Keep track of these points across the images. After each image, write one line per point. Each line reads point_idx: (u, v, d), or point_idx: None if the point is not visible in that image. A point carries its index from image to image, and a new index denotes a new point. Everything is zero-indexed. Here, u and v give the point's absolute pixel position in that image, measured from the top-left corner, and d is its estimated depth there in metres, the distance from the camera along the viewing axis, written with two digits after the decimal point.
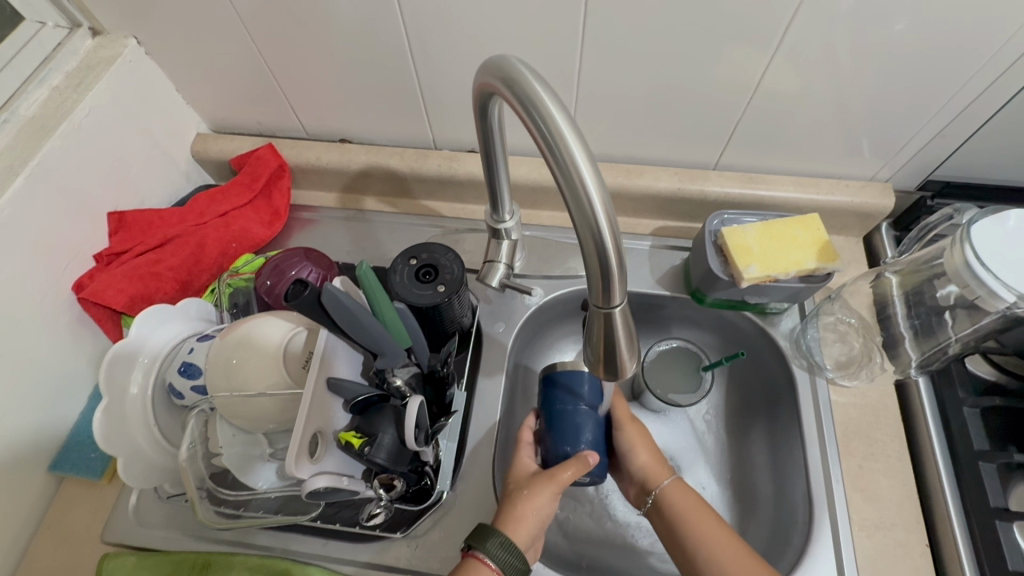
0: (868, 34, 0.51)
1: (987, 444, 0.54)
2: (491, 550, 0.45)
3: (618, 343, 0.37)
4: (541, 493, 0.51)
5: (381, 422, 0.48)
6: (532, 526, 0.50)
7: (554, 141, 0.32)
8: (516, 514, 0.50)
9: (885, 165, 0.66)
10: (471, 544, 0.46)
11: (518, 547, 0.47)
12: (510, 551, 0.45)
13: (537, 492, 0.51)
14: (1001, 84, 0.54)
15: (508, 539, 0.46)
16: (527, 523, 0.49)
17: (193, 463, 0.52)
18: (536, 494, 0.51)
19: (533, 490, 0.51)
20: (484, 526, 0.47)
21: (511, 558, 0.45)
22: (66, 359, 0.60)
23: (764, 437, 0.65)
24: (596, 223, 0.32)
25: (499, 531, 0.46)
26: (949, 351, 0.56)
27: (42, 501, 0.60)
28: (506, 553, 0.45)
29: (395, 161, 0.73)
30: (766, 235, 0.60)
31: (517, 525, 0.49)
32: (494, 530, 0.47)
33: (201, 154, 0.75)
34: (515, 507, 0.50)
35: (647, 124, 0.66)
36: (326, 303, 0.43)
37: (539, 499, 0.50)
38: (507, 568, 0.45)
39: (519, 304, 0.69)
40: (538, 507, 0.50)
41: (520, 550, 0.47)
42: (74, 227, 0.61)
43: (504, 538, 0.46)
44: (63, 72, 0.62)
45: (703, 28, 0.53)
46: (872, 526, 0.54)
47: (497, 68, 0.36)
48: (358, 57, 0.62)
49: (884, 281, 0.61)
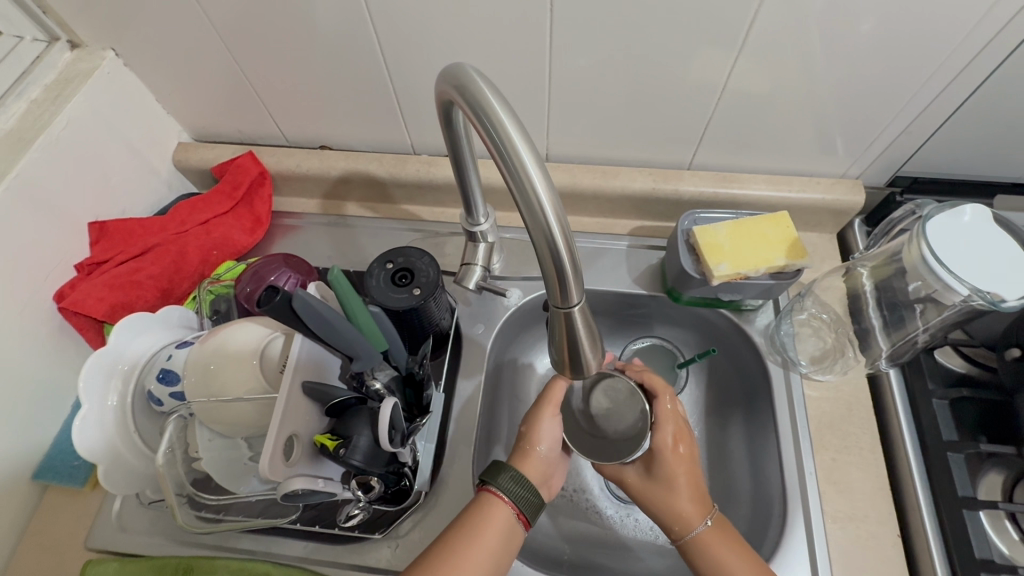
0: (829, 33, 0.52)
1: (956, 435, 0.56)
2: (503, 484, 0.50)
3: (581, 341, 0.39)
4: (547, 428, 0.55)
5: (356, 425, 0.49)
6: (540, 462, 0.55)
7: (506, 149, 0.34)
8: (524, 452, 0.55)
9: (855, 162, 0.67)
10: (486, 480, 0.51)
11: (529, 481, 0.51)
12: (521, 485, 0.50)
13: (546, 424, 0.56)
14: (959, 82, 0.55)
15: (519, 474, 0.51)
16: (534, 460, 0.54)
17: (170, 469, 0.52)
18: (542, 434, 0.55)
19: (541, 424, 0.55)
20: (499, 463, 0.51)
21: (522, 492, 0.50)
22: (48, 369, 0.61)
23: (741, 431, 0.66)
24: (547, 227, 0.33)
25: (510, 468, 0.51)
26: (918, 343, 0.56)
27: (26, 509, 0.60)
28: (516, 486, 0.50)
29: (375, 166, 0.74)
30: (736, 233, 0.61)
31: (527, 464, 0.54)
32: (506, 467, 0.51)
33: (182, 163, 0.76)
34: (523, 444, 0.55)
35: (620, 127, 0.67)
36: (297, 307, 0.43)
37: (545, 436, 0.55)
38: (518, 500, 0.50)
39: (499, 306, 0.70)
40: (544, 441, 0.55)
41: (532, 485, 0.51)
42: (54, 238, 0.61)
43: (516, 473, 0.51)
44: (42, 85, 0.63)
45: (667, 31, 0.54)
46: (845, 517, 0.55)
47: (452, 76, 0.37)
48: (334, 64, 0.63)
49: (855, 275, 0.62)
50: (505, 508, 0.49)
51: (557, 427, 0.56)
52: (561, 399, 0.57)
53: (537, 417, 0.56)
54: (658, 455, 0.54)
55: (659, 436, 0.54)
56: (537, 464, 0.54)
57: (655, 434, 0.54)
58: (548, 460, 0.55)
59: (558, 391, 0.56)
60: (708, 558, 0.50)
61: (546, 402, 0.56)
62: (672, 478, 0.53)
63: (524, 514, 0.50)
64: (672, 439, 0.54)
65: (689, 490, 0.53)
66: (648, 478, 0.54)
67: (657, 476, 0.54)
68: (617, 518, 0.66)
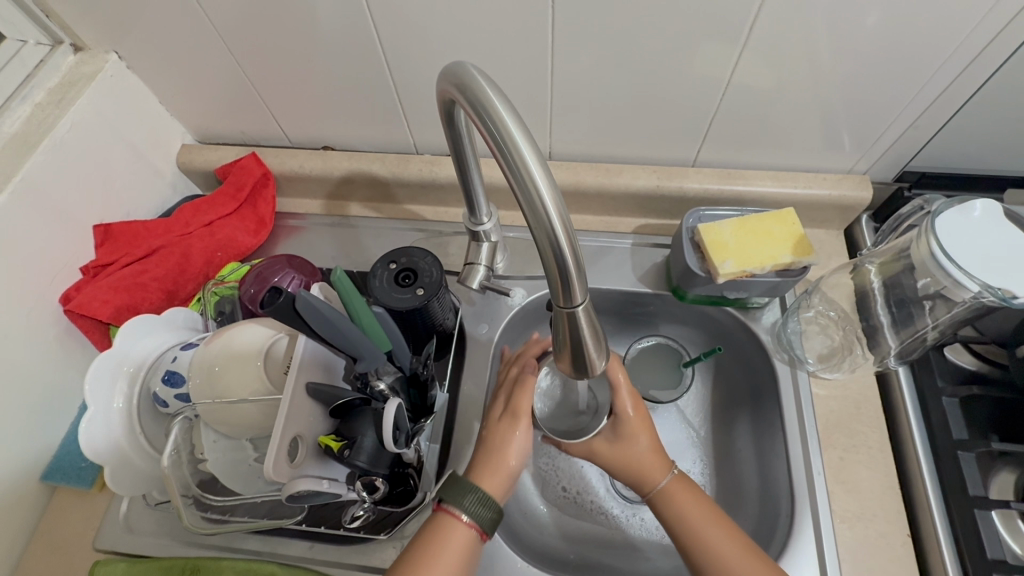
0: (836, 26, 0.52)
1: (967, 433, 0.55)
2: (468, 506, 0.49)
3: (585, 341, 0.38)
4: (518, 442, 0.53)
5: (361, 425, 0.49)
6: (506, 478, 0.53)
7: (506, 146, 0.34)
8: (495, 466, 0.52)
9: (862, 157, 0.67)
10: (444, 498, 0.49)
11: (492, 501, 0.50)
12: (486, 506, 0.49)
13: (517, 437, 0.54)
14: (968, 75, 0.54)
15: (485, 494, 0.50)
16: (503, 476, 0.52)
17: (176, 470, 0.52)
18: (511, 445, 0.53)
19: (512, 438, 0.54)
20: (463, 483, 0.49)
21: (487, 513, 0.49)
22: (54, 371, 0.61)
23: (747, 430, 0.66)
24: (549, 225, 0.33)
25: (476, 488, 0.49)
26: (927, 340, 0.55)
27: (35, 510, 0.61)
28: (481, 508, 0.49)
29: (377, 166, 0.74)
30: (741, 230, 0.61)
31: (489, 478, 0.52)
32: (470, 487, 0.49)
33: (186, 165, 0.76)
34: (493, 458, 0.53)
35: (624, 124, 0.66)
36: (300, 308, 0.43)
37: (514, 449, 0.53)
38: (480, 522, 0.49)
39: (503, 306, 0.70)
40: (515, 455, 0.53)
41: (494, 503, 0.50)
42: (59, 241, 0.62)
43: (482, 495, 0.49)
44: (45, 88, 0.63)
45: (671, 26, 0.54)
46: (854, 517, 0.55)
47: (453, 75, 0.37)
48: (335, 64, 0.63)
49: (862, 272, 0.61)
50: (468, 530, 0.48)
51: (526, 440, 0.54)
52: (530, 407, 0.55)
53: (510, 430, 0.54)
54: (621, 419, 0.55)
55: (619, 402, 0.55)
56: (505, 479, 0.52)
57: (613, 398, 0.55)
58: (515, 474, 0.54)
59: (526, 400, 0.55)
60: (673, 508, 0.53)
61: (519, 413, 0.55)
62: (637, 439, 0.55)
63: (486, 533, 0.49)
64: (631, 401, 0.55)
65: (653, 448, 0.55)
66: (614, 441, 0.56)
67: (621, 437, 0.55)
68: (621, 518, 0.66)
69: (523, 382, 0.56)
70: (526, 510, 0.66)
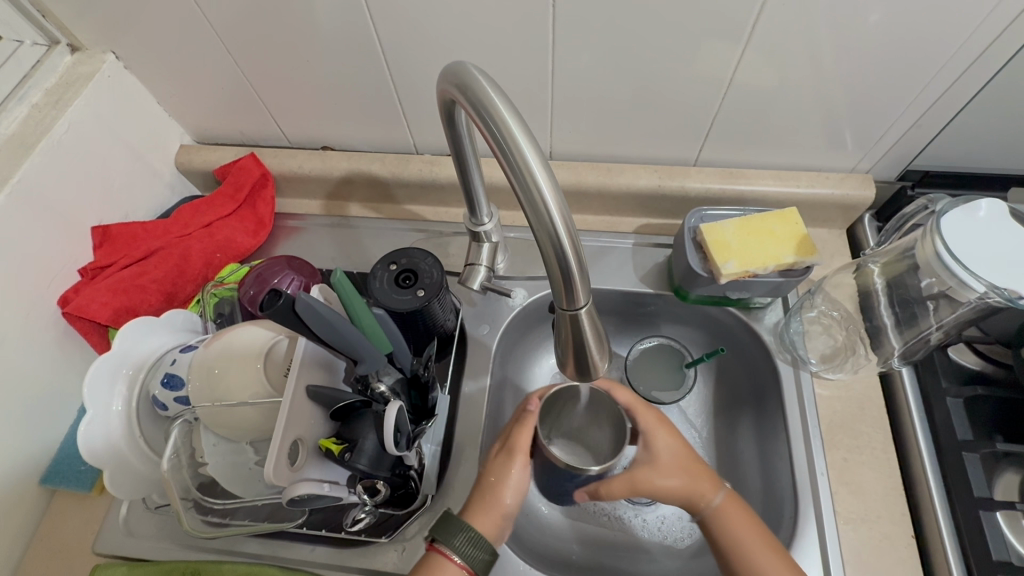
0: (840, 24, 0.51)
1: (971, 434, 0.54)
2: (459, 546, 0.47)
3: (587, 342, 0.38)
4: (514, 480, 0.53)
5: (362, 428, 0.49)
6: (501, 517, 0.52)
7: (508, 147, 0.33)
8: (489, 504, 0.52)
9: (864, 156, 0.66)
10: (438, 538, 0.48)
11: (483, 539, 0.48)
12: (477, 546, 0.47)
13: (514, 474, 0.53)
14: (972, 73, 0.54)
15: (476, 533, 0.48)
16: (497, 513, 0.52)
17: (176, 474, 0.51)
18: (510, 481, 0.53)
19: (509, 476, 0.53)
20: (455, 521, 0.48)
21: (478, 553, 0.47)
22: (52, 373, 0.61)
23: (750, 430, 0.65)
24: (552, 227, 0.33)
25: (467, 526, 0.48)
26: (931, 341, 0.55)
27: (34, 514, 0.60)
28: (471, 547, 0.47)
29: (377, 166, 0.74)
30: (743, 230, 0.60)
31: (480, 518, 0.51)
32: (459, 526, 0.48)
33: (184, 166, 0.76)
34: (488, 496, 0.52)
35: (626, 123, 0.66)
36: (300, 311, 0.43)
37: (511, 486, 0.53)
38: (471, 563, 0.47)
39: (503, 307, 0.70)
40: (510, 493, 0.52)
41: (485, 542, 0.48)
42: (57, 243, 0.61)
43: (473, 534, 0.48)
44: (42, 89, 0.62)
45: (672, 24, 0.53)
46: (857, 519, 0.54)
47: (453, 74, 0.36)
48: (333, 63, 0.63)
49: (866, 271, 0.61)
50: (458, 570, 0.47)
51: (524, 476, 0.54)
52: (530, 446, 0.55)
53: (506, 467, 0.54)
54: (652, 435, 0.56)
55: (642, 417, 0.57)
56: (499, 518, 0.52)
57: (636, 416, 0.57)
58: (511, 514, 0.52)
59: (525, 437, 0.54)
60: (727, 527, 0.51)
61: (517, 450, 0.54)
62: (674, 456, 0.54)
63: (476, 574, 0.48)
64: (654, 417, 0.57)
65: (692, 465, 0.54)
66: (653, 462, 0.54)
67: (657, 456, 0.55)
68: (627, 519, 0.65)
69: (521, 421, 0.55)
70: (531, 513, 0.66)
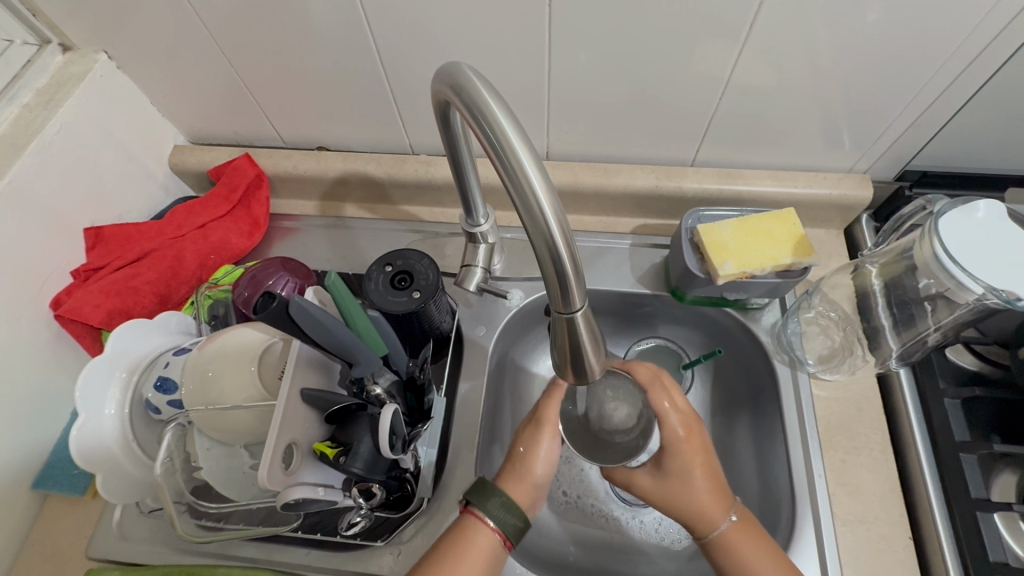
0: (838, 24, 0.51)
1: (969, 434, 0.54)
2: (491, 510, 0.48)
3: (584, 346, 0.38)
4: (544, 451, 0.54)
5: (357, 430, 0.49)
6: (532, 487, 0.54)
7: (503, 150, 0.33)
8: (520, 473, 0.54)
9: (862, 156, 0.66)
10: (471, 502, 0.49)
11: (517, 506, 0.49)
12: (510, 512, 0.48)
13: (543, 448, 0.55)
14: (971, 72, 0.54)
15: (509, 499, 0.49)
16: (526, 484, 0.54)
17: (169, 478, 0.51)
18: (539, 454, 0.54)
19: (538, 449, 0.54)
20: (487, 485, 0.49)
21: (511, 519, 0.48)
22: (44, 376, 0.60)
23: (747, 431, 0.65)
24: (547, 230, 0.32)
25: (500, 492, 0.49)
26: (928, 342, 0.55)
27: (26, 518, 0.60)
28: (505, 512, 0.48)
29: (372, 166, 0.73)
30: (741, 230, 0.60)
31: (515, 487, 0.53)
32: (494, 490, 0.49)
33: (178, 166, 0.75)
34: (519, 467, 0.54)
35: (623, 123, 0.65)
36: (294, 313, 0.43)
37: (541, 458, 0.54)
38: (505, 528, 0.48)
39: (500, 307, 0.69)
40: (540, 464, 0.54)
41: (519, 509, 0.49)
42: (49, 244, 0.61)
43: (506, 499, 0.48)
44: (34, 89, 0.62)
45: (669, 24, 0.53)
46: (855, 521, 0.54)
47: (447, 76, 0.36)
48: (329, 63, 0.62)
49: (863, 273, 0.60)
50: (491, 534, 0.48)
51: (553, 450, 0.55)
52: (558, 419, 0.56)
53: (536, 439, 0.55)
54: (670, 450, 0.53)
55: (669, 429, 0.52)
56: (529, 488, 0.54)
57: (664, 428, 0.53)
58: (541, 484, 0.54)
59: (553, 411, 0.56)
60: (731, 554, 0.50)
61: (545, 423, 0.56)
62: (689, 478, 0.52)
63: (510, 539, 0.49)
64: (683, 431, 0.53)
65: (708, 488, 0.51)
66: (662, 479, 0.53)
67: (669, 472, 0.53)
68: (623, 520, 0.65)
69: (550, 392, 0.56)
70: None
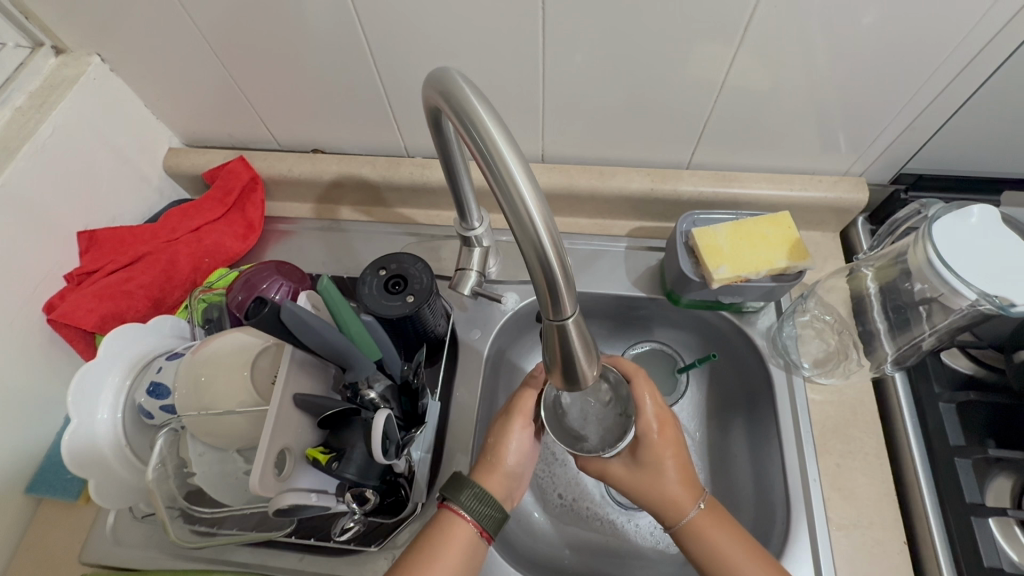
0: (834, 26, 0.51)
1: (964, 440, 0.54)
2: (465, 502, 0.49)
3: (575, 353, 0.37)
4: (515, 442, 0.55)
5: (351, 436, 0.49)
6: (504, 477, 0.54)
7: (492, 156, 0.33)
8: (491, 465, 0.54)
9: (858, 159, 0.66)
10: (446, 496, 0.50)
11: (492, 497, 0.50)
12: (484, 503, 0.49)
13: (514, 437, 0.55)
14: (966, 75, 0.53)
15: (483, 491, 0.50)
16: (499, 475, 0.54)
17: (161, 484, 0.51)
18: (510, 445, 0.55)
19: (508, 439, 0.55)
20: (461, 478, 0.50)
21: (486, 510, 0.49)
22: (37, 381, 0.60)
23: (742, 434, 0.65)
24: (536, 237, 0.32)
25: (473, 484, 0.50)
26: (923, 347, 0.54)
27: (20, 523, 0.60)
28: (478, 504, 0.49)
29: (367, 169, 0.73)
30: (736, 234, 0.60)
31: (490, 478, 0.53)
32: (468, 482, 0.50)
33: (173, 169, 0.75)
34: (490, 457, 0.54)
35: (618, 126, 0.65)
36: (285, 319, 0.42)
37: (512, 448, 0.55)
38: (480, 519, 0.49)
39: (495, 311, 0.69)
40: (512, 455, 0.54)
41: (495, 501, 0.50)
42: (42, 249, 0.61)
43: (479, 490, 0.49)
44: (26, 92, 0.61)
45: (663, 28, 0.53)
46: (850, 525, 0.54)
47: (437, 83, 0.36)
48: (323, 65, 0.62)
49: (858, 277, 0.60)
50: (469, 525, 0.49)
51: (525, 441, 0.56)
52: (530, 410, 0.57)
53: (507, 428, 0.56)
54: (644, 441, 0.54)
55: (642, 421, 0.54)
56: (502, 479, 0.54)
57: (638, 418, 0.54)
58: (515, 475, 0.55)
59: (528, 402, 0.56)
60: (702, 542, 0.51)
61: (516, 412, 0.56)
62: (659, 467, 0.53)
63: (488, 530, 0.49)
64: (656, 423, 0.54)
65: (676, 479, 0.53)
66: (634, 469, 0.54)
67: (642, 462, 0.54)
68: (619, 524, 0.65)
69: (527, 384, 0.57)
70: (521, 517, 0.66)
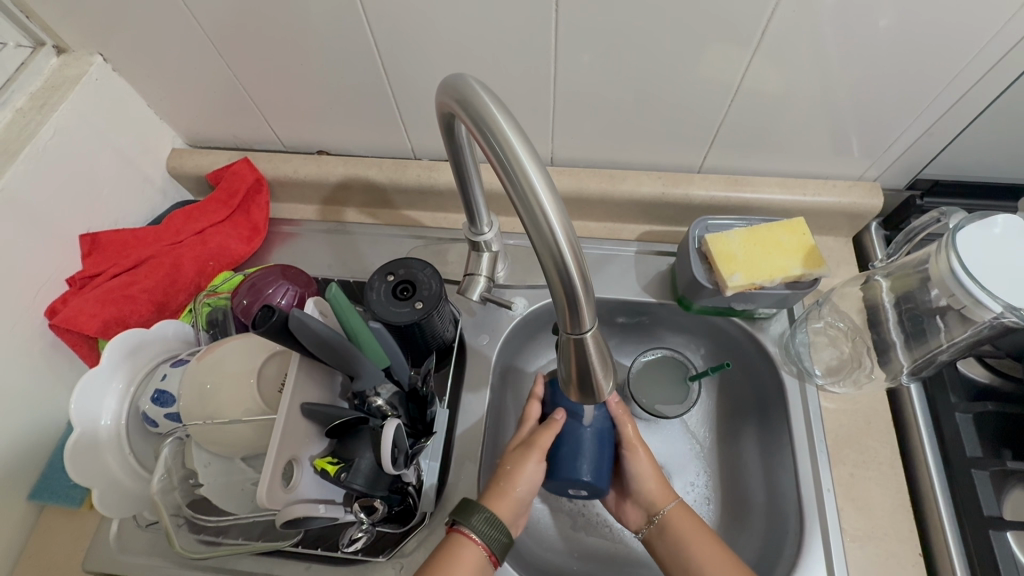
0: (855, 28, 0.49)
1: (980, 450, 0.53)
2: (475, 525, 0.48)
3: (593, 366, 0.37)
4: (529, 473, 0.54)
5: (358, 447, 0.47)
6: (515, 503, 0.53)
7: (510, 163, 0.32)
8: (502, 490, 0.53)
9: (872, 164, 0.65)
10: (455, 520, 0.49)
11: (501, 522, 0.50)
12: (494, 526, 0.48)
13: (531, 468, 0.54)
14: (988, 81, 0.52)
15: (493, 515, 0.49)
16: (509, 501, 0.53)
17: (166, 495, 0.50)
18: (524, 475, 0.53)
19: (525, 467, 0.54)
20: (472, 502, 0.50)
21: (495, 533, 0.49)
22: (39, 386, 0.59)
23: (754, 441, 0.64)
24: (555, 246, 0.31)
25: (484, 507, 0.49)
26: (939, 360, 0.53)
27: (22, 529, 0.59)
28: (490, 527, 0.48)
29: (374, 171, 0.72)
30: (750, 240, 0.59)
31: (500, 502, 0.52)
32: (478, 506, 0.49)
33: (176, 170, 0.74)
34: (502, 483, 0.53)
35: (629, 129, 0.64)
36: (293, 327, 0.41)
37: (525, 478, 0.53)
38: (490, 542, 0.48)
39: (503, 317, 0.68)
40: (524, 485, 0.53)
41: (503, 525, 0.50)
42: (44, 252, 0.60)
43: (490, 514, 0.49)
44: (27, 93, 0.60)
45: (679, 30, 0.52)
46: (864, 536, 0.53)
47: (453, 88, 0.35)
48: (330, 66, 0.61)
49: (874, 286, 0.59)
50: (477, 548, 0.48)
51: (540, 472, 0.55)
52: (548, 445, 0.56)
53: (523, 459, 0.55)
54: None
55: None
56: (512, 504, 0.52)
57: None
58: (524, 501, 0.54)
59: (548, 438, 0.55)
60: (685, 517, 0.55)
61: (534, 446, 0.55)
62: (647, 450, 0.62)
63: (495, 554, 0.49)
64: None
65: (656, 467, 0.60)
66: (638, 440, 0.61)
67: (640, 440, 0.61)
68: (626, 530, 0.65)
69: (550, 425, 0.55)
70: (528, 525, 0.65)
